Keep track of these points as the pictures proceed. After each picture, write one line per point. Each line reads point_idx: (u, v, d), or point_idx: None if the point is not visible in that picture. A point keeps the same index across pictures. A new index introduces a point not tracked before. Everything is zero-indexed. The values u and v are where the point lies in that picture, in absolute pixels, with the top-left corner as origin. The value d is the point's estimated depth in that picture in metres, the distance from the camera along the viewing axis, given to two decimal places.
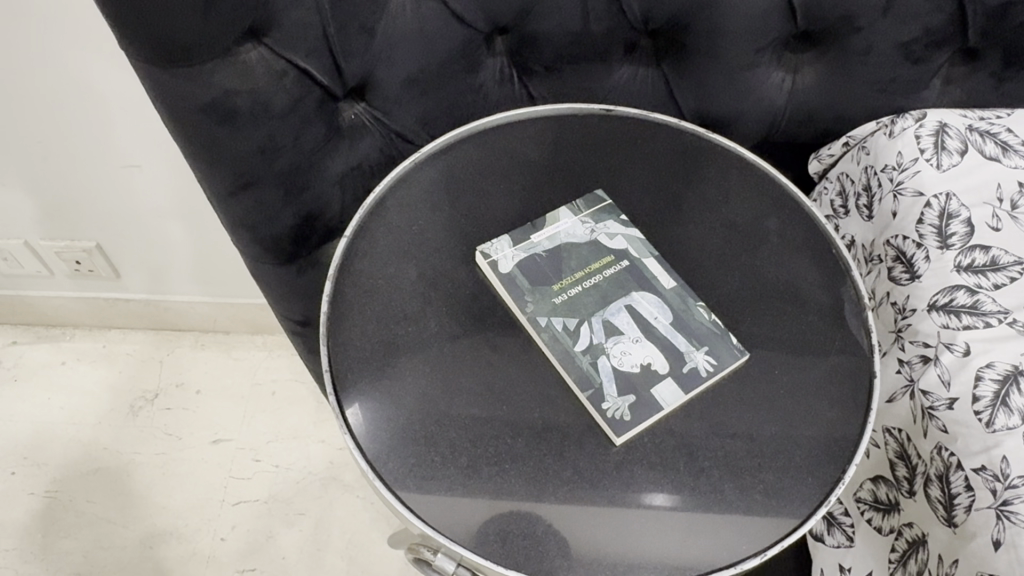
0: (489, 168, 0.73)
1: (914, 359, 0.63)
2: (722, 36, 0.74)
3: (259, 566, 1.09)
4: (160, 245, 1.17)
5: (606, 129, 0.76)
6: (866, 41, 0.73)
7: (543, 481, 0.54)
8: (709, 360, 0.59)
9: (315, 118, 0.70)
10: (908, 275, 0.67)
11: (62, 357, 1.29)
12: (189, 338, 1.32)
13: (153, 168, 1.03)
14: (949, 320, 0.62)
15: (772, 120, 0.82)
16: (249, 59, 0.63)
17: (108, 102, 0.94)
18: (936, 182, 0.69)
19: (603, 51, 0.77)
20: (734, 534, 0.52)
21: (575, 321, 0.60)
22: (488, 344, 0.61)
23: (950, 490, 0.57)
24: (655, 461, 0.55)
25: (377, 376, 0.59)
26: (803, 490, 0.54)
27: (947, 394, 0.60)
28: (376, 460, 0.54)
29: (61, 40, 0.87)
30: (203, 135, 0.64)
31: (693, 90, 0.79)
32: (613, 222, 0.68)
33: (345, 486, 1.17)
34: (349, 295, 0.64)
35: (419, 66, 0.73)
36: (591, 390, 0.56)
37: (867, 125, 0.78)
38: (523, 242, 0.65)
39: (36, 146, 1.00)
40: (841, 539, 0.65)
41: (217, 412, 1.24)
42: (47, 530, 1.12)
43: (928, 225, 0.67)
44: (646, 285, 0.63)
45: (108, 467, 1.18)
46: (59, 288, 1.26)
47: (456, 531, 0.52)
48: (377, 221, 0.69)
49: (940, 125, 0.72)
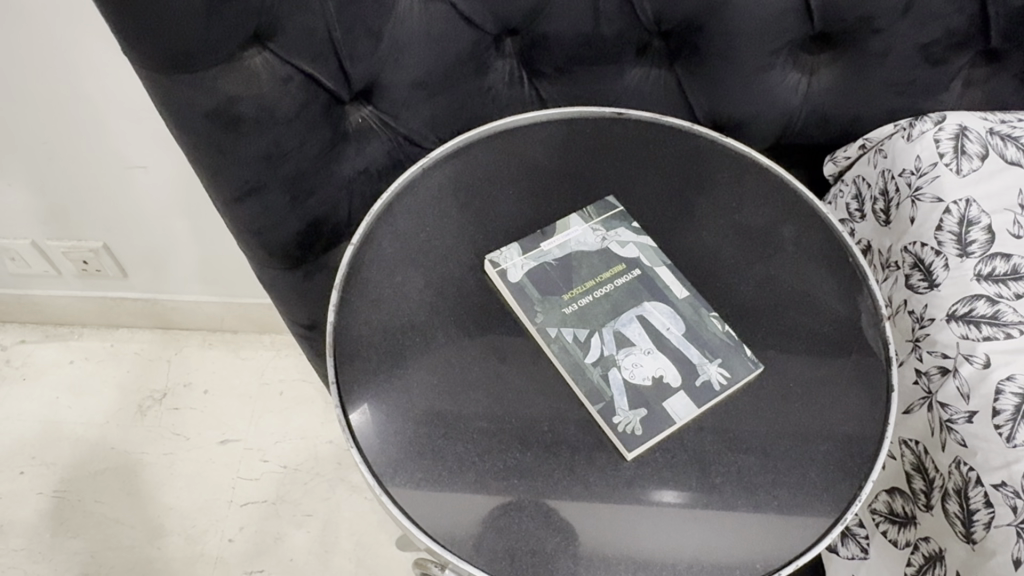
0: (498, 173, 0.72)
1: (933, 370, 0.62)
2: (736, 37, 0.72)
3: (267, 568, 1.09)
4: (166, 244, 1.16)
5: (617, 132, 0.74)
6: (884, 42, 0.72)
7: (552, 494, 0.53)
8: (723, 372, 0.57)
9: (321, 122, 0.69)
10: (926, 284, 0.65)
11: (70, 356, 1.29)
12: (196, 337, 1.32)
13: (158, 167, 1.02)
14: (968, 330, 0.61)
15: (786, 123, 0.80)
16: (253, 64, 0.62)
17: (112, 101, 0.93)
18: (957, 188, 0.67)
19: (613, 52, 0.75)
20: (748, 551, 0.51)
21: (586, 332, 0.59)
22: (497, 354, 0.60)
23: (969, 505, 0.55)
24: (667, 475, 0.54)
25: (384, 387, 0.58)
26: (819, 508, 0.53)
27: (966, 406, 0.58)
28: (383, 474, 0.53)
29: (63, 39, 0.86)
30: (206, 141, 0.63)
31: (706, 92, 0.78)
32: (625, 230, 0.66)
33: (353, 487, 1.16)
34: (355, 303, 0.63)
35: (426, 69, 0.72)
36: (602, 404, 0.55)
37: (884, 127, 0.77)
38: (533, 250, 0.64)
39: (41, 146, 1.00)
40: (856, 550, 0.63)
41: (225, 412, 1.24)
42: (56, 530, 1.12)
43: (948, 232, 0.65)
44: (658, 295, 0.61)
45: (116, 466, 1.18)
46: (66, 287, 1.26)
47: (464, 549, 0.51)
48: (384, 228, 0.68)
49: (961, 128, 0.70)
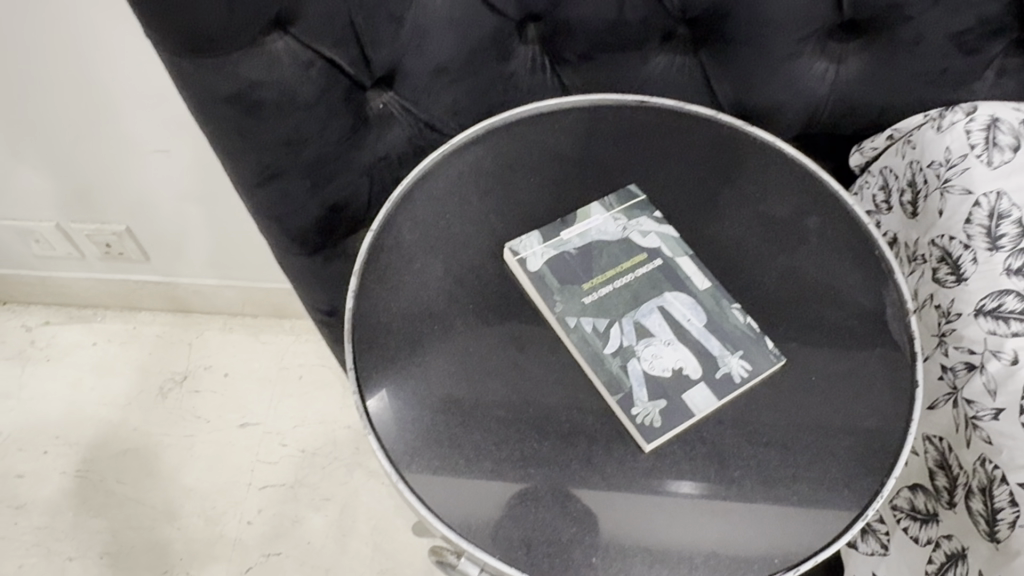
0: (520, 161, 0.71)
1: (959, 366, 0.61)
2: (763, 25, 0.71)
3: (285, 550, 1.10)
4: (188, 227, 1.16)
5: (640, 120, 0.74)
6: (914, 30, 0.70)
7: (571, 484, 0.52)
8: (744, 365, 0.57)
9: (342, 107, 0.69)
10: (954, 278, 0.64)
11: (93, 337, 1.31)
12: (217, 321, 1.33)
13: (181, 152, 1.03)
14: (996, 326, 0.60)
15: (813, 112, 0.79)
16: (274, 49, 0.62)
17: (135, 85, 0.93)
18: (987, 180, 0.65)
19: (638, 39, 0.74)
20: (766, 547, 0.51)
21: (605, 322, 0.58)
22: (516, 343, 0.59)
23: (993, 504, 0.54)
24: (685, 468, 0.53)
25: (402, 375, 0.58)
26: (839, 503, 0.52)
27: (993, 403, 0.57)
28: (399, 461, 0.53)
29: (86, 24, 0.86)
30: (227, 126, 0.63)
31: (731, 80, 0.76)
32: (646, 219, 0.65)
33: (371, 472, 1.17)
34: (375, 289, 0.62)
35: (448, 55, 0.72)
36: (620, 395, 0.55)
37: (913, 118, 0.75)
38: (553, 239, 0.63)
39: (65, 130, 1.00)
40: (876, 546, 0.63)
41: (245, 396, 1.24)
42: (79, 509, 1.14)
43: (977, 225, 0.64)
44: (679, 285, 0.61)
45: (137, 447, 1.19)
46: (89, 270, 1.27)
47: (479, 537, 0.51)
48: (404, 215, 0.67)
49: (993, 119, 0.68)
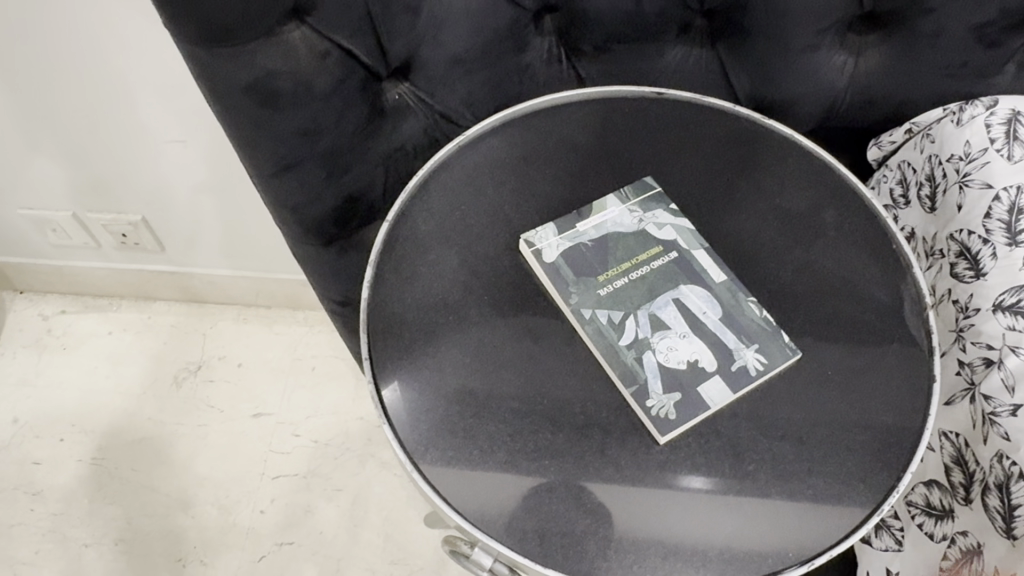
0: (535, 152, 0.71)
1: (976, 361, 0.61)
2: (782, 16, 0.70)
3: (297, 540, 1.11)
4: (203, 218, 1.17)
5: (656, 112, 0.73)
6: (934, 23, 0.69)
7: (585, 476, 0.52)
8: (759, 358, 0.57)
9: (358, 98, 0.69)
10: (973, 273, 0.64)
11: (108, 326, 1.32)
12: (231, 311, 1.33)
13: (197, 143, 1.03)
14: (1015, 321, 0.59)
15: (831, 105, 0.78)
16: (291, 38, 0.62)
17: (152, 75, 0.94)
18: (1008, 174, 0.65)
19: (655, 30, 0.74)
20: (780, 540, 0.50)
21: (621, 314, 0.58)
22: (530, 335, 0.59)
23: (1011, 501, 0.54)
24: (699, 461, 0.53)
25: (416, 365, 0.58)
26: (854, 497, 0.52)
27: (1011, 399, 0.57)
28: (414, 451, 0.54)
29: (105, 14, 0.86)
30: (244, 115, 0.63)
31: (748, 72, 0.76)
32: (662, 212, 0.65)
33: (383, 463, 1.17)
34: (390, 280, 0.63)
35: (464, 45, 0.72)
36: (635, 387, 0.55)
37: (932, 111, 0.74)
38: (568, 231, 0.63)
39: (83, 119, 1.01)
40: (891, 542, 0.62)
41: (259, 386, 1.25)
42: (94, 496, 1.15)
43: (997, 220, 0.63)
44: (695, 278, 0.61)
45: (152, 436, 1.20)
46: (105, 260, 1.28)
47: (493, 527, 0.51)
48: (419, 206, 0.67)
49: (1013, 113, 0.68)
